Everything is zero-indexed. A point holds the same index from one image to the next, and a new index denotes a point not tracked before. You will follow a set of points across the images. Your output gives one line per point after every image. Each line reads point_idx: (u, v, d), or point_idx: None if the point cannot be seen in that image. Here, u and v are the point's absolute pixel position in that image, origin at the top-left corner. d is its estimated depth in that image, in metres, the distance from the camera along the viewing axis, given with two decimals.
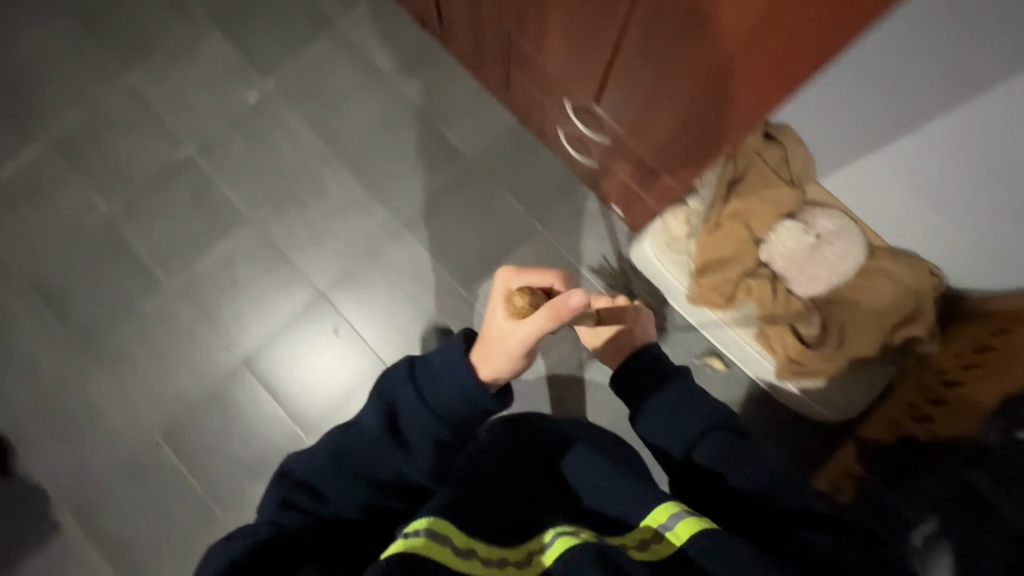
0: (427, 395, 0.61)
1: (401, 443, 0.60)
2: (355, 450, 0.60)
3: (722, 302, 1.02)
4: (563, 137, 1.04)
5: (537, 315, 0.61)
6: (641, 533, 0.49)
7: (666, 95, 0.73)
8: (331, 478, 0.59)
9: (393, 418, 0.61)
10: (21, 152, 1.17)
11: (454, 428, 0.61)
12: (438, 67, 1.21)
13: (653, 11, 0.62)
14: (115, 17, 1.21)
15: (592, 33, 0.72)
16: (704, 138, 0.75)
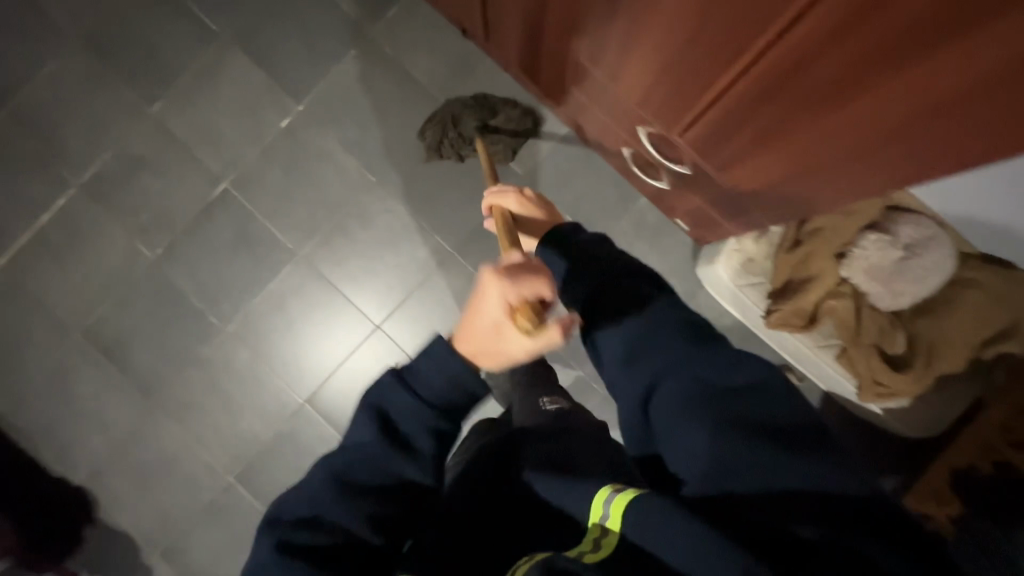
0: (415, 386, 0.60)
1: (405, 447, 0.59)
2: (356, 465, 0.58)
3: (802, 325, 0.97)
4: (629, 157, 0.97)
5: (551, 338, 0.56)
6: (590, 534, 0.48)
7: (768, 140, 0.64)
8: (336, 503, 0.56)
9: (387, 421, 0.59)
10: (56, 199, 1.12)
11: (449, 415, 0.61)
12: (481, 75, 1.13)
13: (773, 78, 0.55)
14: (133, 44, 1.13)
15: (691, 77, 0.64)
16: (811, 191, 0.69)
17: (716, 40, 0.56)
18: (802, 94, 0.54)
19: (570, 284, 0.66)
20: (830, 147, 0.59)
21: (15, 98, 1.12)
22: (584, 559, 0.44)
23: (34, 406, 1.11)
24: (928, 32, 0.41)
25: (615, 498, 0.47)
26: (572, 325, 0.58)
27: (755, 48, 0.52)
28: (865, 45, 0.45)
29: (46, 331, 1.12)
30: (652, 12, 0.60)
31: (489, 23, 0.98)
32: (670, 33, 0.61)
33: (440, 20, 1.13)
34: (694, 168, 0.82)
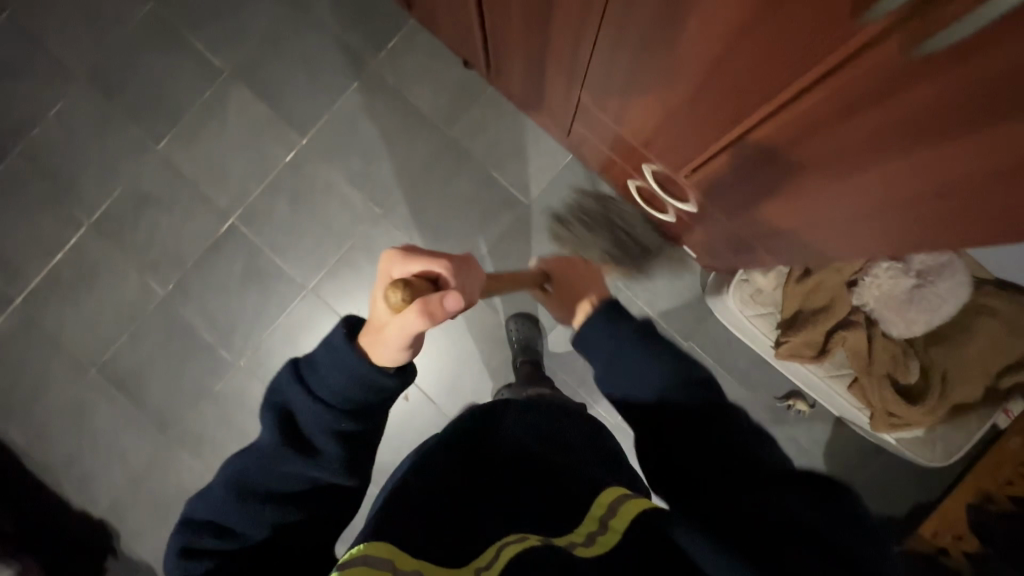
0: (313, 387, 0.61)
1: (305, 448, 0.61)
2: (254, 470, 0.60)
3: (814, 355, 0.95)
4: (634, 189, 0.96)
5: (410, 317, 0.53)
6: (586, 528, 0.52)
7: (770, 187, 0.63)
8: (235, 508, 0.60)
9: (288, 422, 0.61)
10: (68, 238, 1.14)
11: (352, 415, 0.62)
12: (484, 104, 1.12)
13: (785, 135, 0.52)
14: (138, 82, 1.13)
15: (701, 122, 0.62)
16: (814, 245, 0.68)
17: (723, 97, 0.55)
18: (809, 153, 0.53)
19: (655, 366, 0.68)
20: (830, 207, 0.58)
21: (24, 139, 1.13)
22: (581, 549, 0.48)
23: (55, 442, 1.13)
24: (942, 125, 0.39)
25: (625, 505, 0.52)
26: (440, 299, 0.53)
27: (764, 102, 0.51)
28: (877, 120, 0.43)
29: (62, 368, 1.14)
30: (656, 62, 0.59)
31: (491, 58, 0.97)
32: (676, 84, 0.59)
33: (442, 51, 1.12)
34: (699, 206, 0.82)
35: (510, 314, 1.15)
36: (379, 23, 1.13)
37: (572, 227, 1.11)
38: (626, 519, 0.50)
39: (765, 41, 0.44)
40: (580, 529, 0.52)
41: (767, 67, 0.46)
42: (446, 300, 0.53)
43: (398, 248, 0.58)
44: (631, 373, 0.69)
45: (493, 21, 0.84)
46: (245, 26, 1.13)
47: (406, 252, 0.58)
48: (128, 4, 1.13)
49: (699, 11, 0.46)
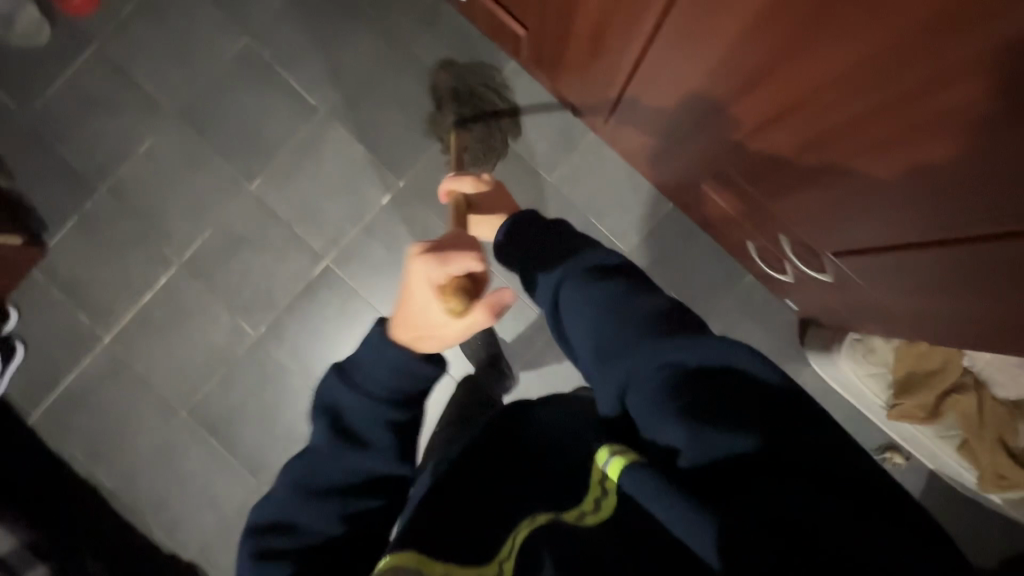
0: (362, 385, 0.65)
1: (358, 441, 0.64)
2: (316, 468, 0.63)
3: (927, 417, 0.95)
4: (753, 250, 0.98)
5: (479, 323, 0.62)
6: (593, 493, 0.58)
7: (792, 184, 0.74)
8: (302, 505, 0.61)
9: (338, 421, 0.65)
10: (158, 277, 1.12)
11: (401, 405, 0.66)
12: (585, 150, 1.11)
13: (998, 253, 0.55)
14: (230, 120, 1.11)
15: (892, 215, 0.64)
16: (962, 338, 0.71)
17: (941, 204, 0.56)
18: (993, 256, 0.55)
19: (548, 281, 0.69)
20: (903, 259, 0.68)
21: (112, 177, 1.11)
22: (586, 520, 0.55)
23: (143, 483, 1.12)
24: (983, 206, 0.52)
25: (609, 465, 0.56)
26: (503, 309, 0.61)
27: (877, 136, 0.56)
28: (940, 185, 0.55)
29: (151, 409, 1.12)
30: (767, 80, 0.61)
31: (613, 114, 0.96)
32: (880, 181, 0.61)
33: (543, 95, 1.11)
34: (837, 273, 0.83)
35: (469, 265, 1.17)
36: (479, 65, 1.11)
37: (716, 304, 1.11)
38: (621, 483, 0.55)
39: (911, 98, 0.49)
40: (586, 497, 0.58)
41: (892, 114, 0.52)
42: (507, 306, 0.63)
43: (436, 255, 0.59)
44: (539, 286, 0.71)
45: (636, 83, 0.82)
46: (343, 64, 1.11)
47: (444, 254, 0.59)
48: (219, 40, 1.11)
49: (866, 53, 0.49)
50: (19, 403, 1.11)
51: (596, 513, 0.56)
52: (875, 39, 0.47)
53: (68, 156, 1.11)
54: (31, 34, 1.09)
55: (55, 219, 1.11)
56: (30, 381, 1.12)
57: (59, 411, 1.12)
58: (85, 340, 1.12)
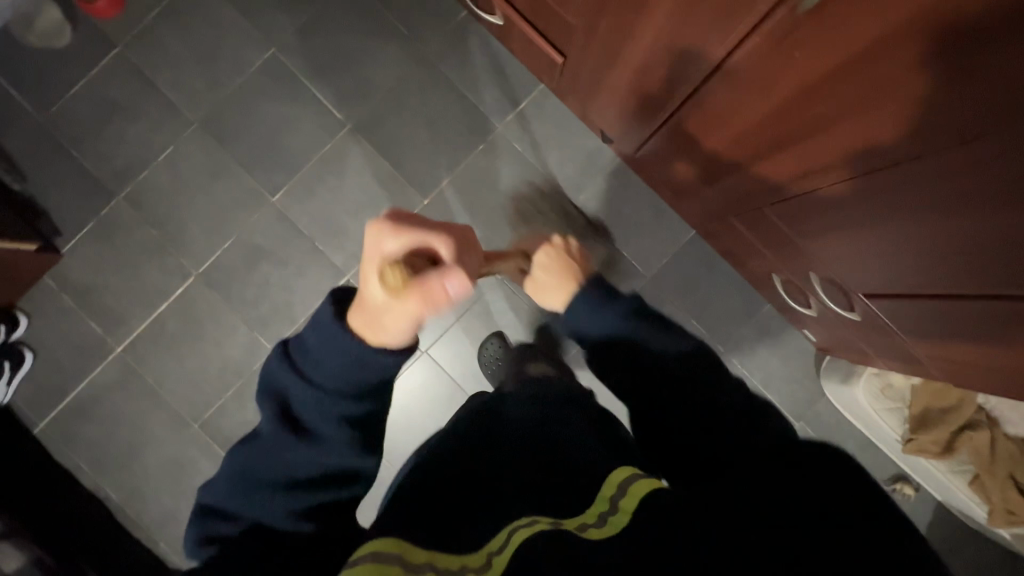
0: (312, 376, 0.62)
1: (307, 434, 0.61)
2: (261, 457, 0.61)
3: (938, 452, 0.97)
4: (778, 282, 0.99)
5: (410, 300, 0.58)
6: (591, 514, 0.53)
7: (801, 223, 0.79)
8: (246, 495, 0.60)
9: (288, 414, 0.62)
10: (174, 288, 1.10)
11: (355, 398, 0.63)
12: (610, 174, 1.12)
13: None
14: (255, 131, 1.10)
15: (929, 261, 0.63)
16: (995, 383, 0.71)
17: (985, 258, 0.56)
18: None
19: (598, 319, 0.83)
20: (942, 306, 0.67)
21: (130, 184, 1.09)
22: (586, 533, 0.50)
23: (151, 498, 1.10)
24: (981, 277, 0.58)
25: (631, 487, 0.54)
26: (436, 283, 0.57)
27: (930, 184, 0.55)
28: (984, 240, 0.54)
29: (162, 423, 1.10)
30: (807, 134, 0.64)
31: (647, 144, 0.96)
32: (921, 227, 0.60)
33: (573, 119, 1.11)
34: (864, 313, 0.84)
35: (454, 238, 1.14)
36: (509, 85, 1.11)
37: (734, 332, 1.12)
38: (633, 504, 0.52)
39: (940, 178, 0.53)
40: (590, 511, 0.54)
41: (918, 187, 0.57)
42: (447, 287, 0.58)
43: (391, 220, 0.61)
44: (592, 321, 0.83)
45: (675, 116, 0.83)
46: (370, 79, 1.11)
47: (396, 226, 0.60)
48: (247, 49, 1.10)
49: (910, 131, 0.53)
50: (25, 412, 1.09)
51: (598, 527, 0.50)
52: (925, 123, 0.51)
53: (86, 162, 1.09)
54: (53, 37, 1.08)
55: (70, 226, 1.09)
56: (37, 390, 1.09)
57: (66, 422, 1.09)
58: (96, 350, 1.09)
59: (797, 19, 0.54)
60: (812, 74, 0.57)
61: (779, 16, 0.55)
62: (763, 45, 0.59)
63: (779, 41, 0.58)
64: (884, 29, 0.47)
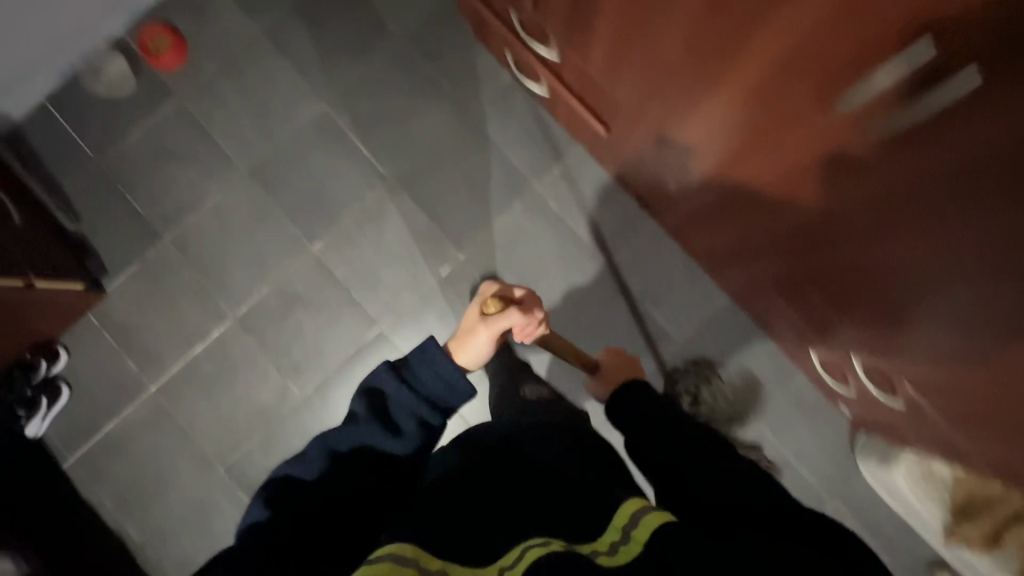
0: (409, 379, 0.65)
1: (390, 428, 0.62)
2: (341, 436, 0.60)
3: (983, 545, 0.94)
4: (815, 358, 0.97)
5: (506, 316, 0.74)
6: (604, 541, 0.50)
7: (838, 307, 0.80)
8: (309, 461, 0.58)
9: (378, 405, 0.63)
10: (211, 330, 1.12)
11: (437, 411, 0.66)
12: (644, 237, 1.12)
13: None
14: (300, 181, 1.13)
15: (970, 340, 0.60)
16: None
17: None
18: None
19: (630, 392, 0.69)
20: (996, 408, 0.65)
21: (177, 227, 1.13)
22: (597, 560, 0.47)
23: (170, 541, 1.09)
24: None
25: (644, 516, 0.50)
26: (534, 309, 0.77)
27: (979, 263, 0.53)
28: None
29: (189, 464, 1.10)
30: (854, 234, 0.65)
31: (686, 214, 0.96)
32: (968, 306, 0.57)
33: (610, 182, 1.13)
34: (908, 399, 0.82)
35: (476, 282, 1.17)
36: (548, 146, 1.13)
37: (766, 402, 1.10)
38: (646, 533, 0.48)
39: (987, 297, 0.54)
40: (602, 537, 0.50)
41: (966, 302, 0.57)
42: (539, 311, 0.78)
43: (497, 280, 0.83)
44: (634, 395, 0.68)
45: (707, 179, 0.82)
46: (413, 136, 1.14)
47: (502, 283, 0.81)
48: (299, 103, 1.14)
49: (965, 249, 0.53)
50: (56, 445, 1.11)
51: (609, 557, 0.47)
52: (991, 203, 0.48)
53: (138, 205, 1.13)
54: (118, 85, 1.14)
55: (117, 266, 1.13)
56: (71, 424, 1.11)
57: (97, 457, 1.11)
58: (130, 387, 1.11)
59: (855, 135, 0.55)
60: (865, 185, 0.59)
61: (837, 130, 0.57)
62: (817, 150, 0.61)
63: (833, 152, 0.59)
64: (949, 158, 0.49)
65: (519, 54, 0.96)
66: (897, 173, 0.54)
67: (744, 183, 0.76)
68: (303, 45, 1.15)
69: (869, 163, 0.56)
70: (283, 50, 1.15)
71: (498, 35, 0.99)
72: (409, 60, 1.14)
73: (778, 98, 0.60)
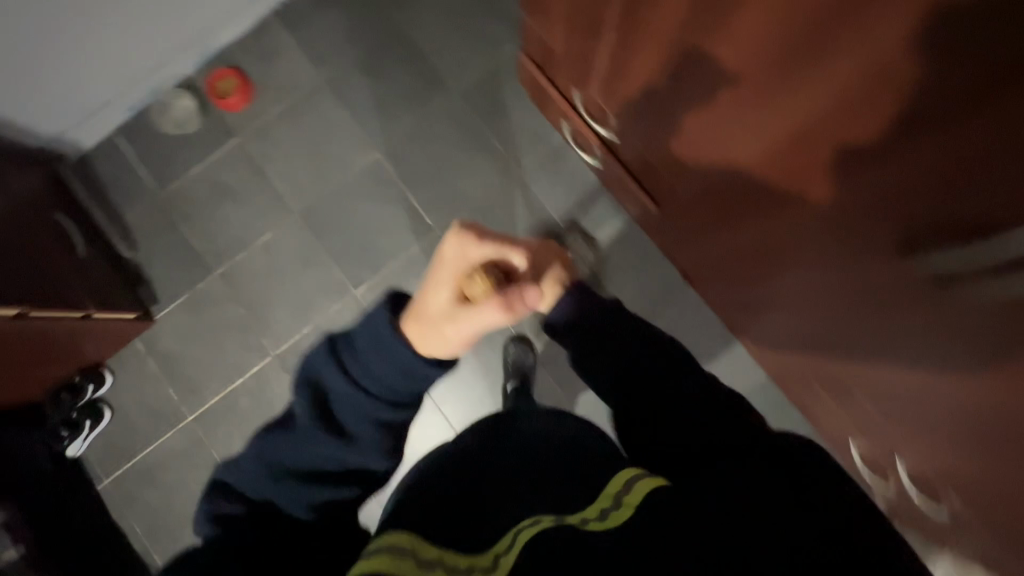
0: (355, 372, 0.59)
1: (340, 432, 0.58)
2: (285, 446, 0.56)
3: None
4: (854, 449, 0.96)
5: (488, 310, 0.59)
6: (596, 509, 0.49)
7: (844, 334, 0.74)
8: (258, 477, 0.56)
9: (323, 404, 0.58)
10: (251, 364, 1.14)
11: (394, 404, 0.60)
12: (684, 306, 1.13)
13: None
14: (348, 226, 1.16)
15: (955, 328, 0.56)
16: None
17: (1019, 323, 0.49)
18: None
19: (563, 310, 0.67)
20: None
21: (228, 263, 1.16)
22: (586, 524, 0.46)
23: None
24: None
25: (636, 483, 0.50)
26: (522, 293, 0.60)
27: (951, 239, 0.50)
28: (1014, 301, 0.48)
29: None
30: (861, 248, 0.61)
31: (731, 293, 0.96)
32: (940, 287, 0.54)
33: (652, 250, 1.14)
34: (953, 508, 0.80)
35: (512, 335, 1.18)
36: (593, 210, 1.15)
37: None
38: (639, 494, 0.48)
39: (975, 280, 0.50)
40: (593, 505, 0.49)
41: (982, 320, 0.52)
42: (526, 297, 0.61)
43: (474, 229, 0.62)
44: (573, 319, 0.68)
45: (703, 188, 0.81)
46: (461, 189, 1.16)
47: (479, 234, 0.62)
48: (353, 151, 1.18)
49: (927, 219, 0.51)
50: (92, 468, 1.13)
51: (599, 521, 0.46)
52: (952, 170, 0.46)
53: (192, 237, 1.17)
54: (184, 122, 1.19)
55: (167, 296, 1.16)
56: (109, 448, 1.14)
57: (130, 482, 1.13)
58: (169, 415, 1.14)
59: (861, 134, 0.51)
60: (871, 190, 0.54)
61: (844, 130, 0.53)
62: (822, 152, 0.57)
63: (838, 154, 0.55)
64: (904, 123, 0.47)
65: (576, 126, 0.99)
66: (905, 175, 0.50)
67: (752, 194, 0.72)
68: (362, 94, 1.19)
69: (860, 161, 0.53)
70: (342, 98, 1.19)
71: (555, 105, 1.01)
72: (463, 115, 1.17)
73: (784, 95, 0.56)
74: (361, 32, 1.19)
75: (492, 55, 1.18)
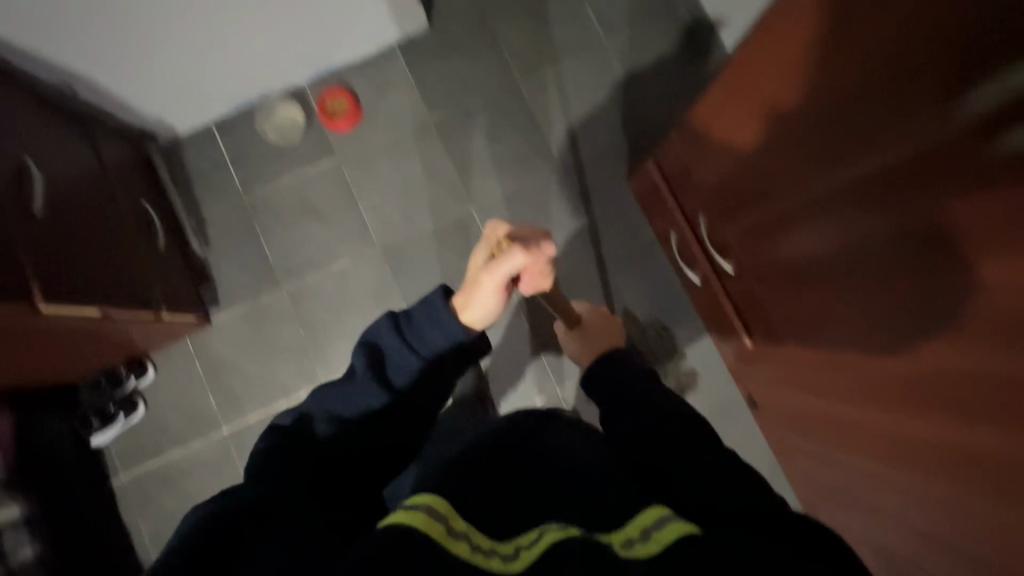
0: (411, 339, 0.61)
1: (391, 391, 0.60)
2: (344, 396, 0.59)
3: None
4: None
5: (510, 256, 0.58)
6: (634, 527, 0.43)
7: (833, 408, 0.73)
8: (315, 420, 0.58)
9: (378, 363, 0.60)
10: (298, 390, 1.12)
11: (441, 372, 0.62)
12: (738, 427, 1.14)
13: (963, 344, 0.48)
14: (428, 273, 1.15)
15: (881, 310, 0.57)
16: None
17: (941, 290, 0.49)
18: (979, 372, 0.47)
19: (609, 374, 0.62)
20: None
21: (296, 282, 1.14)
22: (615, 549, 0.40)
23: None
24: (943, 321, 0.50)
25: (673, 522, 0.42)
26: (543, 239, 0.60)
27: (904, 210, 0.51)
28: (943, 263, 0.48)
29: None
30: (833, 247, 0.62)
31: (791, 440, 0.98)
32: (882, 268, 0.56)
33: (719, 365, 1.15)
34: None
35: None
36: (669, 312, 1.16)
37: None
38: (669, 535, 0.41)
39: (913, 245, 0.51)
40: (623, 528, 0.44)
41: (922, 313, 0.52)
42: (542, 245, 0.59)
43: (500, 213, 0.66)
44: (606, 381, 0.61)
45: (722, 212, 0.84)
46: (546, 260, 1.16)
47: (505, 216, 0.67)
48: (449, 199, 1.17)
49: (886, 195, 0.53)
50: (113, 459, 1.10)
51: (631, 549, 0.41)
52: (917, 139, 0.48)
53: (267, 247, 1.15)
54: (288, 132, 1.17)
55: (230, 301, 1.14)
56: (135, 443, 1.10)
57: (147, 483, 1.09)
58: (204, 423, 1.11)
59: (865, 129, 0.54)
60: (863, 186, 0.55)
61: (871, 161, 0.54)
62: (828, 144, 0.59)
63: (859, 190, 0.56)
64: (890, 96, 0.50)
65: (684, 238, 1.00)
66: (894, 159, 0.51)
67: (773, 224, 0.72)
68: (469, 146, 1.18)
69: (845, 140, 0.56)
70: (451, 144, 1.18)
71: (666, 214, 1.03)
72: (564, 189, 1.18)
73: (832, 121, 0.58)
74: (483, 86, 1.19)
75: (606, 139, 1.19)
